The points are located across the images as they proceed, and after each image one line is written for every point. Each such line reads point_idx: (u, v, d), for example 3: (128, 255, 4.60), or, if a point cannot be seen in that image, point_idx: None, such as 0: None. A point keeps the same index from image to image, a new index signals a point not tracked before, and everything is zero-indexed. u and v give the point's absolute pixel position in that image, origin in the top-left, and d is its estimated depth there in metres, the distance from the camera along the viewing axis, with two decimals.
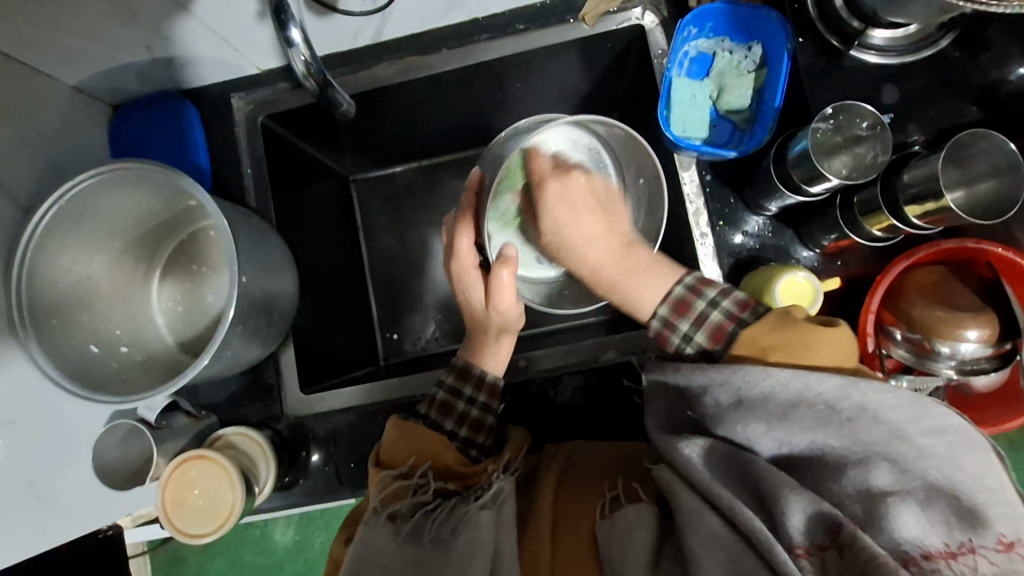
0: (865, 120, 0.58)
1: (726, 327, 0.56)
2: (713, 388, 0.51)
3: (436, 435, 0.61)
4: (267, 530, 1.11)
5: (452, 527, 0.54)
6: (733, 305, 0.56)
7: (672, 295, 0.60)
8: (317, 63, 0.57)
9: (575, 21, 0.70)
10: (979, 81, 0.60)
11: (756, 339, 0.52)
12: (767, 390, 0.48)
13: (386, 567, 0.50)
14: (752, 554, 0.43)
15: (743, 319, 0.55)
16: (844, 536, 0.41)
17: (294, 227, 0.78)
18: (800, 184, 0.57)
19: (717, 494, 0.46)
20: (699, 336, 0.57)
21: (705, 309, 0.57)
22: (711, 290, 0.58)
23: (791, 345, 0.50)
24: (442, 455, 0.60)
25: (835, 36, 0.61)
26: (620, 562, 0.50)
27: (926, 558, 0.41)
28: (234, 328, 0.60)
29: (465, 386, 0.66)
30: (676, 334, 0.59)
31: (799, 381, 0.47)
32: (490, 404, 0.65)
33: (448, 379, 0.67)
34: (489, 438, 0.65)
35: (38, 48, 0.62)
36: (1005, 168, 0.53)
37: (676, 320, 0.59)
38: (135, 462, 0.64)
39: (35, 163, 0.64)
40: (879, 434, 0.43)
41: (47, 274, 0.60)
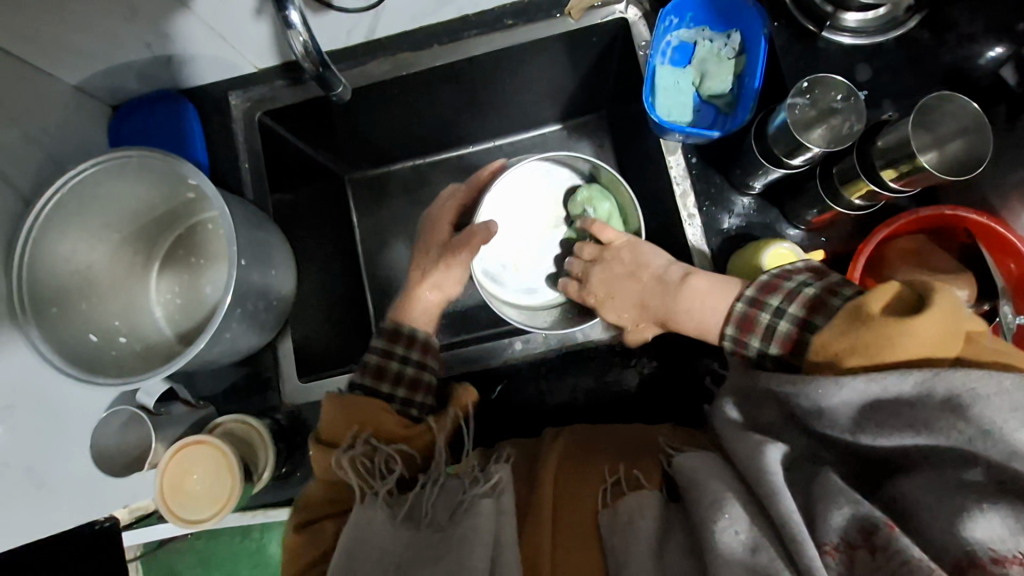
0: (838, 92, 0.61)
1: (797, 334, 0.52)
2: (793, 393, 0.48)
3: (375, 401, 0.60)
4: (264, 542, 1.08)
5: (451, 512, 0.53)
6: (801, 309, 0.52)
7: (735, 313, 0.57)
8: (314, 44, 0.59)
9: (561, 16, 0.73)
10: (946, 59, 0.63)
11: (830, 343, 0.47)
12: (844, 398, 0.45)
13: (385, 552, 0.49)
14: (776, 546, 0.41)
15: (814, 321, 0.51)
16: (880, 537, 0.38)
17: (291, 221, 0.80)
18: (782, 158, 0.59)
19: (761, 487, 0.44)
20: (771, 348, 0.54)
21: (771, 322, 0.54)
22: (775, 297, 0.55)
23: (867, 343, 0.45)
24: (384, 422, 0.59)
25: (810, 21, 0.64)
26: (624, 553, 0.48)
27: (996, 563, 0.35)
28: (233, 310, 0.61)
29: (396, 346, 0.66)
30: (750, 350, 0.56)
31: (874, 388, 0.44)
32: (425, 359, 0.66)
33: (377, 342, 0.66)
34: (429, 396, 0.65)
35: (41, 45, 0.64)
36: (971, 127, 0.56)
37: (745, 338, 0.56)
38: (134, 450, 0.66)
39: (36, 157, 0.65)
40: (967, 432, 0.40)
41: (48, 262, 0.61)
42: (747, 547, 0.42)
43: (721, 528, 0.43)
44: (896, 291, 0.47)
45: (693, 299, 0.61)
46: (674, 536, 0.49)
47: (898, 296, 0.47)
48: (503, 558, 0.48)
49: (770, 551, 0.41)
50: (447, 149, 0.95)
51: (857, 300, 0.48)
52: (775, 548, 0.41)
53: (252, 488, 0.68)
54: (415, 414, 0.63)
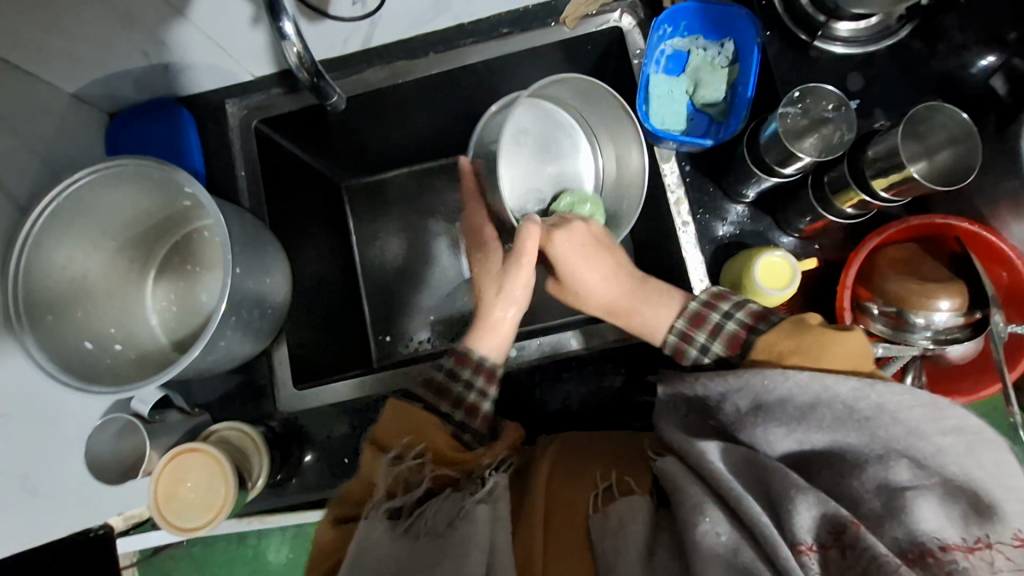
0: (831, 102, 0.61)
1: (742, 335, 0.55)
2: (731, 394, 0.50)
3: (434, 417, 0.59)
4: (261, 547, 1.08)
5: (450, 519, 0.51)
6: (749, 316, 0.56)
7: (687, 309, 0.60)
8: (309, 54, 0.59)
9: (557, 24, 0.73)
10: (937, 69, 0.63)
11: (773, 344, 0.51)
12: (787, 394, 0.47)
13: (384, 560, 0.48)
14: (755, 548, 0.41)
15: (759, 328, 0.54)
16: (849, 536, 0.39)
17: (287, 228, 0.80)
18: (774, 166, 0.59)
19: (726, 492, 0.45)
20: (716, 346, 0.57)
21: (721, 321, 0.58)
22: (725, 303, 0.58)
23: (806, 348, 0.49)
24: (435, 438, 0.57)
25: (801, 29, 0.64)
26: (615, 558, 0.48)
27: (944, 551, 0.38)
28: (228, 317, 0.61)
29: (465, 367, 0.64)
30: (692, 346, 0.59)
31: (815, 386, 0.45)
32: (489, 388, 0.64)
33: (448, 360, 0.65)
34: (483, 424, 0.62)
35: (38, 53, 0.64)
36: (960, 136, 0.56)
37: (692, 332, 0.59)
38: (128, 459, 0.64)
39: (33, 164, 0.66)
40: (897, 432, 0.42)
41: (45, 271, 0.61)
42: (729, 549, 0.42)
43: (702, 531, 0.43)
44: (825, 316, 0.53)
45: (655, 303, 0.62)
46: (661, 540, 0.49)
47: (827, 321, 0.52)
48: (499, 560, 0.48)
49: (750, 554, 0.41)
50: (444, 155, 0.95)
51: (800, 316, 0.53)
52: (756, 552, 0.41)
53: (247, 496, 0.67)
54: (466, 440, 0.61)
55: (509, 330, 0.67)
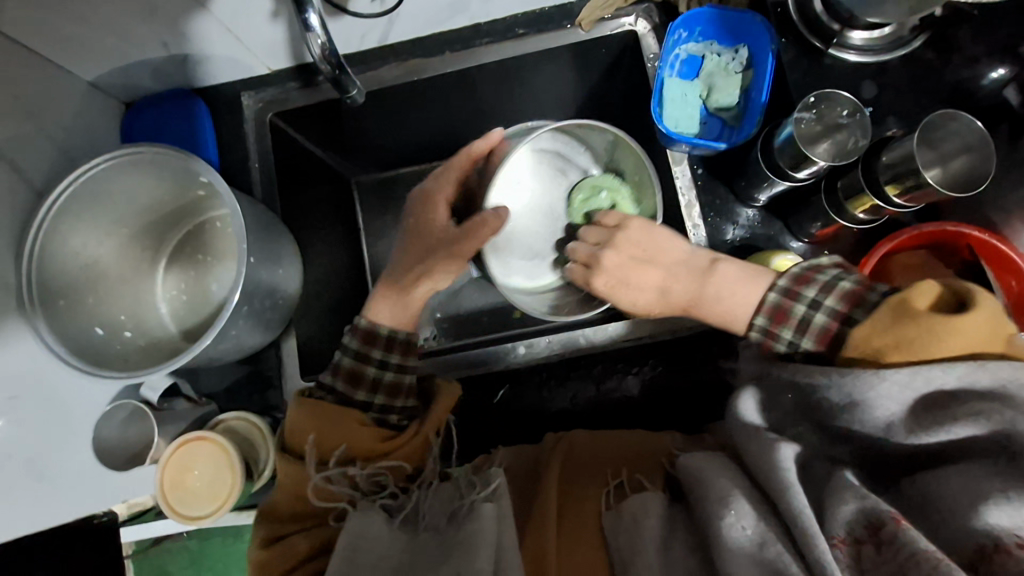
0: (845, 109, 0.62)
1: (834, 327, 0.51)
2: (824, 388, 0.48)
3: (351, 412, 0.59)
4: None
5: (450, 516, 0.52)
6: (840, 302, 0.52)
7: (766, 303, 0.56)
8: (332, 47, 0.60)
9: (572, 27, 0.74)
10: (950, 80, 0.64)
11: (869, 340, 0.47)
12: (885, 393, 0.44)
13: (382, 558, 0.48)
14: (786, 542, 0.40)
15: (854, 316, 0.50)
16: (886, 531, 0.38)
17: (299, 221, 0.80)
18: (787, 171, 0.61)
19: (771, 488, 0.43)
20: (806, 340, 0.53)
21: (807, 313, 0.53)
22: (810, 289, 0.53)
23: (909, 341, 0.45)
24: (358, 437, 0.58)
25: (816, 37, 0.65)
26: (630, 554, 0.48)
27: (1021, 548, 0.35)
28: (240, 307, 0.61)
29: (371, 351, 0.63)
30: (780, 342, 0.55)
31: (917, 380, 0.43)
32: (405, 362, 0.63)
33: (352, 344, 0.63)
34: (411, 398, 0.63)
35: (58, 40, 0.64)
36: (975, 144, 0.57)
37: (776, 329, 0.55)
38: (135, 446, 0.66)
39: (49, 149, 0.66)
40: (1004, 419, 0.39)
41: (58, 256, 0.62)
42: (755, 543, 0.41)
43: (728, 524, 0.43)
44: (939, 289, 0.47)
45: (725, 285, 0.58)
46: (676, 533, 0.49)
47: (941, 296, 0.47)
48: (507, 561, 0.46)
49: (779, 546, 0.40)
50: None
51: (901, 295, 0.47)
52: (783, 544, 0.40)
53: (253, 486, 0.69)
54: (396, 421, 0.62)
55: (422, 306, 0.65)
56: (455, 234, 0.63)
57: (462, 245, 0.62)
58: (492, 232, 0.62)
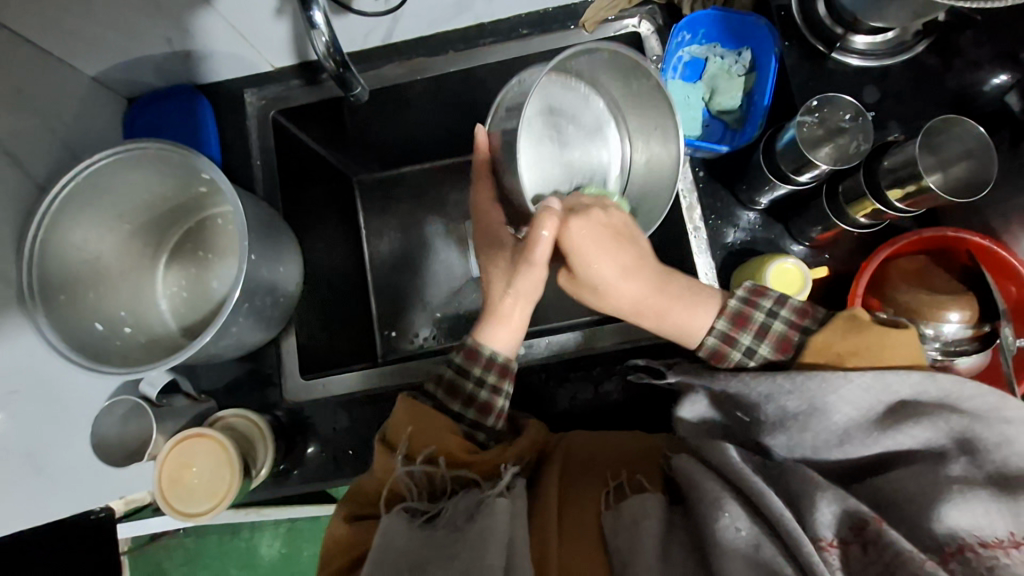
0: (847, 112, 0.62)
1: (792, 337, 0.55)
2: (778, 395, 0.50)
3: (445, 419, 0.57)
4: (254, 542, 1.07)
5: (470, 513, 0.51)
6: (795, 313, 0.56)
7: (728, 309, 0.58)
8: (338, 44, 0.60)
9: (576, 28, 0.74)
10: (952, 86, 0.64)
11: (828, 346, 0.52)
12: (847, 396, 0.47)
13: (403, 552, 0.48)
14: (773, 542, 0.41)
15: (808, 327, 0.55)
16: (870, 531, 0.39)
17: (300, 219, 0.80)
18: (789, 174, 0.60)
19: (749, 488, 0.44)
20: (764, 348, 0.56)
21: (766, 321, 0.56)
22: (768, 299, 0.57)
23: (862, 350, 0.50)
24: (447, 443, 0.56)
25: (819, 41, 0.65)
26: (629, 554, 0.48)
27: (982, 547, 0.39)
28: (241, 303, 0.61)
29: (473, 367, 0.60)
30: (736, 348, 0.57)
31: (877, 384, 0.46)
32: (501, 384, 0.60)
33: (457, 357, 0.61)
34: (499, 422, 0.60)
35: (62, 35, 0.65)
36: (976, 150, 0.57)
37: (736, 334, 0.57)
38: (135, 442, 0.65)
39: (52, 144, 0.66)
40: (956, 424, 0.43)
41: (60, 251, 0.61)
42: (750, 544, 0.41)
43: (721, 525, 0.43)
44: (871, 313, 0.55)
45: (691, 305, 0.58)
46: (676, 534, 0.48)
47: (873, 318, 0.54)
48: (518, 555, 0.47)
49: (771, 548, 0.41)
50: (457, 155, 0.95)
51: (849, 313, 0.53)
52: (775, 546, 0.41)
53: (250, 483, 0.68)
54: (482, 439, 0.59)
55: (518, 321, 0.62)
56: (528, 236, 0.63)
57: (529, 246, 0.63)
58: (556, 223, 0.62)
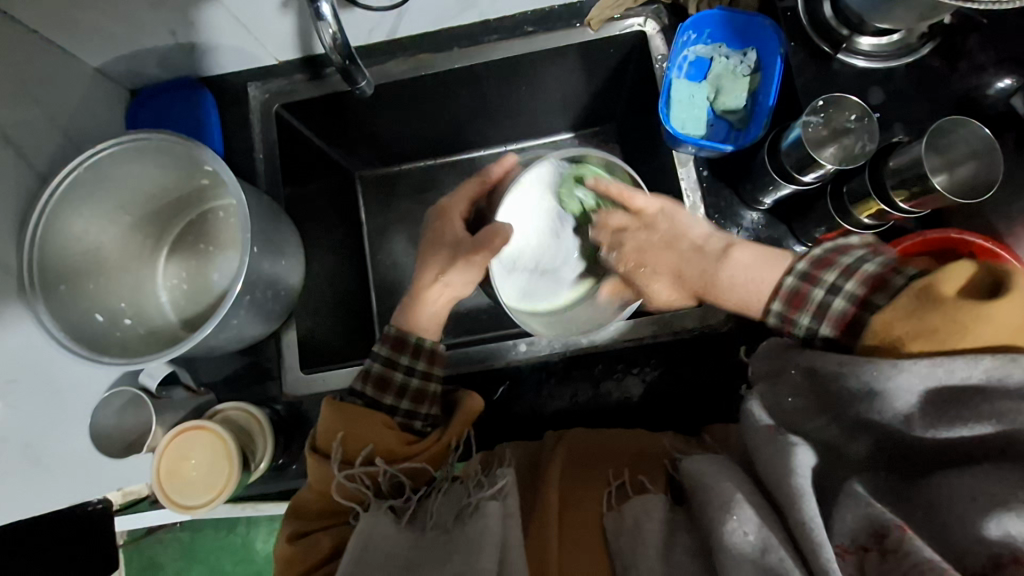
0: (853, 113, 0.62)
1: (852, 314, 0.50)
2: (836, 376, 0.46)
3: (377, 414, 0.58)
4: (249, 538, 1.07)
5: (457, 514, 0.52)
6: (860, 287, 0.50)
7: (783, 288, 0.55)
8: (344, 37, 0.60)
9: (581, 26, 0.74)
10: (957, 89, 0.64)
11: (890, 326, 0.44)
12: (904, 384, 0.42)
13: (390, 555, 0.49)
14: (787, 547, 0.40)
15: (874, 301, 0.49)
16: (891, 540, 0.38)
17: (302, 213, 0.80)
18: (792, 173, 0.61)
19: (782, 494, 0.42)
20: (823, 328, 0.52)
21: (825, 299, 0.52)
22: (830, 273, 0.52)
23: (933, 328, 0.42)
24: (383, 438, 0.57)
25: (824, 42, 0.65)
26: (631, 556, 0.48)
27: None
28: (242, 297, 0.61)
29: (399, 358, 0.62)
30: (797, 328, 0.54)
31: (939, 373, 0.41)
32: (430, 370, 0.63)
33: (382, 350, 0.63)
34: (434, 406, 0.62)
35: (66, 25, 0.64)
36: (981, 151, 0.57)
37: (793, 314, 0.54)
38: (131, 434, 0.65)
39: (53, 134, 0.66)
40: None
41: (61, 241, 0.61)
42: (756, 548, 0.41)
43: (729, 530, 0.42)
44: (973, 271, 0.44)
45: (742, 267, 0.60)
46: (680, 536, 0.48)
47: (974, 279, 0.43)
48: (511, 558, 0.47)
49: (781, 552, 0.40)
50: (459, 152, 0.95)
51: (924, 280, 0.45)
52: (788, 552, 0.40)
53: (250, 477, 0.67)
54: (419, 427, 0.61)
55: (443, 309, 0.67)
56: (471, 241, 0.67)
57: (477, 253, 0.65)
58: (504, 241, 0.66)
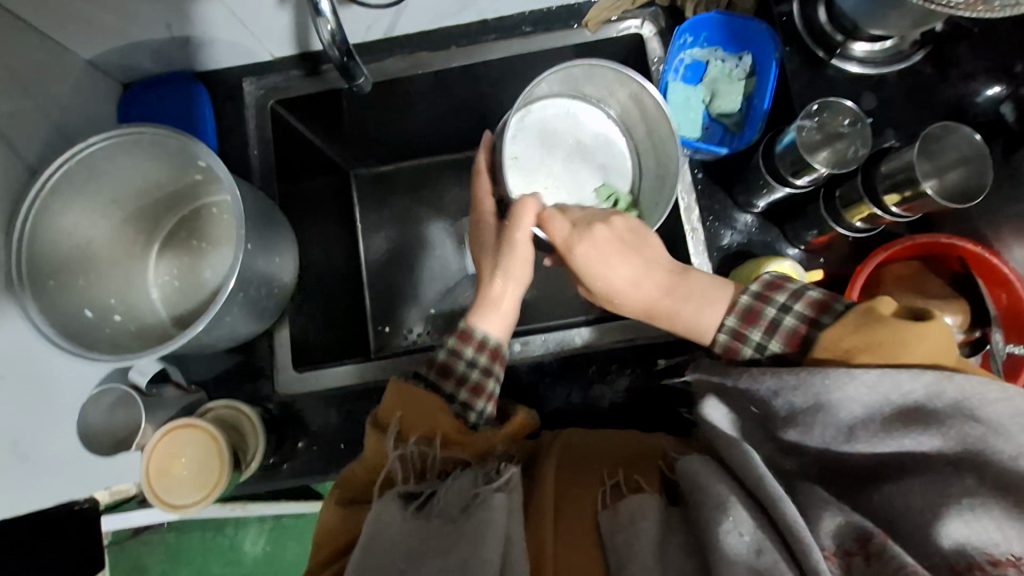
0: (847, 117, 0.63)
1: (802, 331, 0.51)
2: (786, 391, 0.46)
3: (436, 400, 0.58)
4: (237, 538, 1.05)
5: (463, 506, 0.51)
6: (809, 309, 0.51)
7: (739, 305, 0.56)
8: (342, 32, 0.60)
9: (579, 27, 0.75)
10: (947, 96, 0.65)
11: (838, 341, 0.47)
12: (851, 395, 0.43)
13: (394, 542, 0.47)
14: (780, 548, 0.40)
15: (821, 321, 0.50)
16: (874, 545, 0.39)
17: (295, 210, 0.80)
18: (787, 177, 0.61)
19: (763, 495, 0.43)
20: (773, 343, 0.53)
21: (777, 316, 0.53)
22: (781, 294, 0.54)
23: (878, 344, 0.45)
24: (441, 422, 0.57)
25: (819, 47, 0.66)
26: (625, 554, 0.48)
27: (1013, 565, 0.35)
28: (236, 293, 0.61)
29: (467, 348, 0.63)
30: (747, 345, 0.55)
31: (886, 384, 0.42)
32: (492, 366, 0.63)
33: (450, 341, 0.64)
34: (490, 404, 0.61)
35: (59, 16, 0.64)
36: (972, 157, 0.59)
37: (747, 330, 0.55)
38: (122, 431, 0.65)
39: (43, 127, 0.65)
40: (975, 430, 0.39)
41: (50, 236, 0.60)
42: (752, 550, 0.41)
43: (723, 531, 0.42)
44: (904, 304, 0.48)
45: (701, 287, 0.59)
46: (673, 537, 0.48)
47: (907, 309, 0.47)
48: (513, 553, 0.47)
49: (775, 554, 0.40)
50: (455, 151, 0.95)
51: (866, 304, 0.48)
52: (781, 554, 0.40)
53: (240, 476, 0.67)
54: (472, 420, 0.60)
55: (511, 307, 0.65)
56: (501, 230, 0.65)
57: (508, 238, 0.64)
58: (533, 217, 0.63)
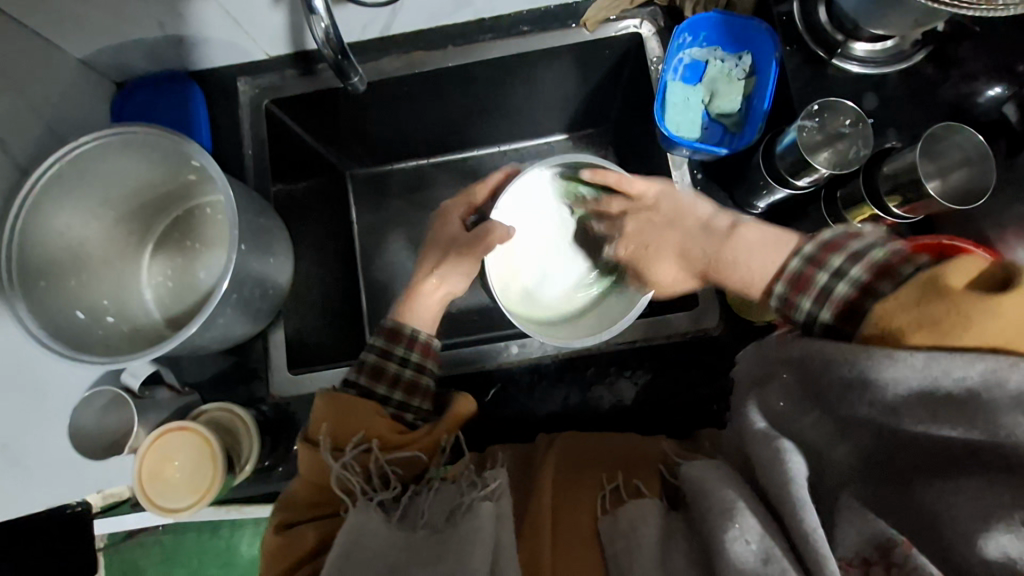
0: (849, 118, 0.62)
1: (858, 301, 0.46)
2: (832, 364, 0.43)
3: (367, 403, 0.57)
4: (233, 541, 1.05)
5: (448, 515, 0.52)
6: (867, 274, 0.46)
7: (787, 271, 0.52)
8: (336, 30, 0.59)
9: (576, 27, 0.74)
10: (948, 96, 0.64)
11: (888, 318, 0.41)
12: (896, 376, 0.40)
13: (381, 553, 0.47)
14: (788, 556, 0.40)
15: (881, 289, 0.45)
16: (897, 555, 0.38)
17: (291, 211, 0.79)
18: (788, 178, 0.61)
19: (782, 503, 0.42)
20: (824, 313, 0.48)
21: (829, 283, 0.48)
22: (836, 257, 0.48)
23: (936, 321, 0.39)
24: (377, 426, 0.56)
25: (819, 46, 0.65)
26: (626, 561, 0.47)
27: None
28: (229, 295, 0.60)
29: (395, 346, 0.62)
30: (797, 313, 0.50)
31: (935, 367, 0.38)
32: (425, 363, 0.63)
33: (377, 340, 0.62)
34: (425, 401, 0.62)
35: (51, 15, 0.63)
36: (974, 158, 0.58)
37: (795, 299, 0.50)
38: (114, 435, 0.64)
39: (35, 127, 0.64)
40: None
41: (42, 237, 0.60)
42: (759, 558, 0.40)
43: (730, 538, 0.42)
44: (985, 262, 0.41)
45: (749, 243, 0.57)
46: (676, 543, 0.47)
47: (988, 270, 0.40)
48: (502, 561, 0.47)
49: (783, 563, 0.39)
50: (451, 152, 0.94)
51: (931, 270, 0.41)
52: (789, 561, 0.39)
53: (235, 479, 0.66)
54: (410, 419, 0.60)
55: (437, 303, 0.66)
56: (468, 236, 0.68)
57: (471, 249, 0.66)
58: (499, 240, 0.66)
